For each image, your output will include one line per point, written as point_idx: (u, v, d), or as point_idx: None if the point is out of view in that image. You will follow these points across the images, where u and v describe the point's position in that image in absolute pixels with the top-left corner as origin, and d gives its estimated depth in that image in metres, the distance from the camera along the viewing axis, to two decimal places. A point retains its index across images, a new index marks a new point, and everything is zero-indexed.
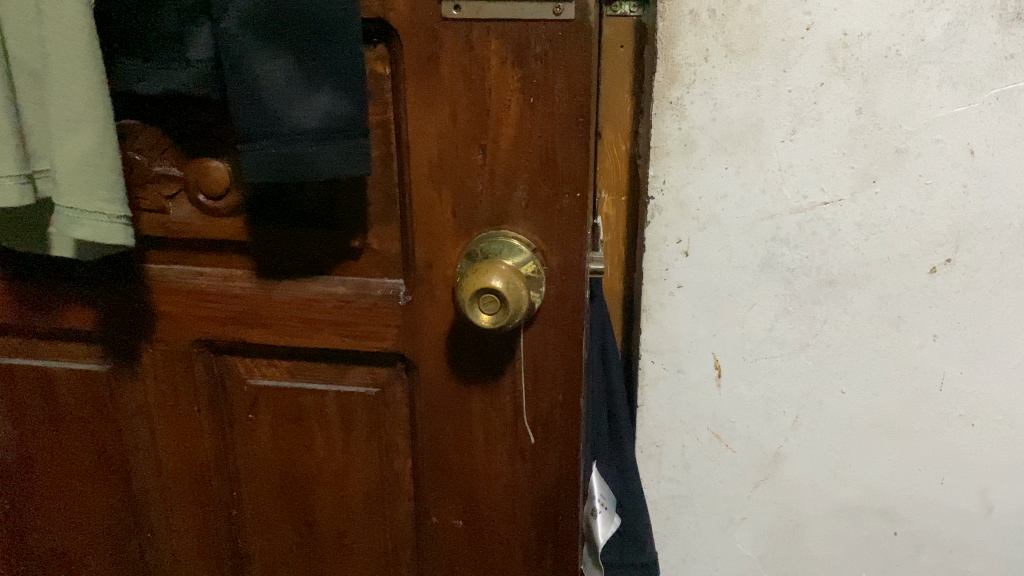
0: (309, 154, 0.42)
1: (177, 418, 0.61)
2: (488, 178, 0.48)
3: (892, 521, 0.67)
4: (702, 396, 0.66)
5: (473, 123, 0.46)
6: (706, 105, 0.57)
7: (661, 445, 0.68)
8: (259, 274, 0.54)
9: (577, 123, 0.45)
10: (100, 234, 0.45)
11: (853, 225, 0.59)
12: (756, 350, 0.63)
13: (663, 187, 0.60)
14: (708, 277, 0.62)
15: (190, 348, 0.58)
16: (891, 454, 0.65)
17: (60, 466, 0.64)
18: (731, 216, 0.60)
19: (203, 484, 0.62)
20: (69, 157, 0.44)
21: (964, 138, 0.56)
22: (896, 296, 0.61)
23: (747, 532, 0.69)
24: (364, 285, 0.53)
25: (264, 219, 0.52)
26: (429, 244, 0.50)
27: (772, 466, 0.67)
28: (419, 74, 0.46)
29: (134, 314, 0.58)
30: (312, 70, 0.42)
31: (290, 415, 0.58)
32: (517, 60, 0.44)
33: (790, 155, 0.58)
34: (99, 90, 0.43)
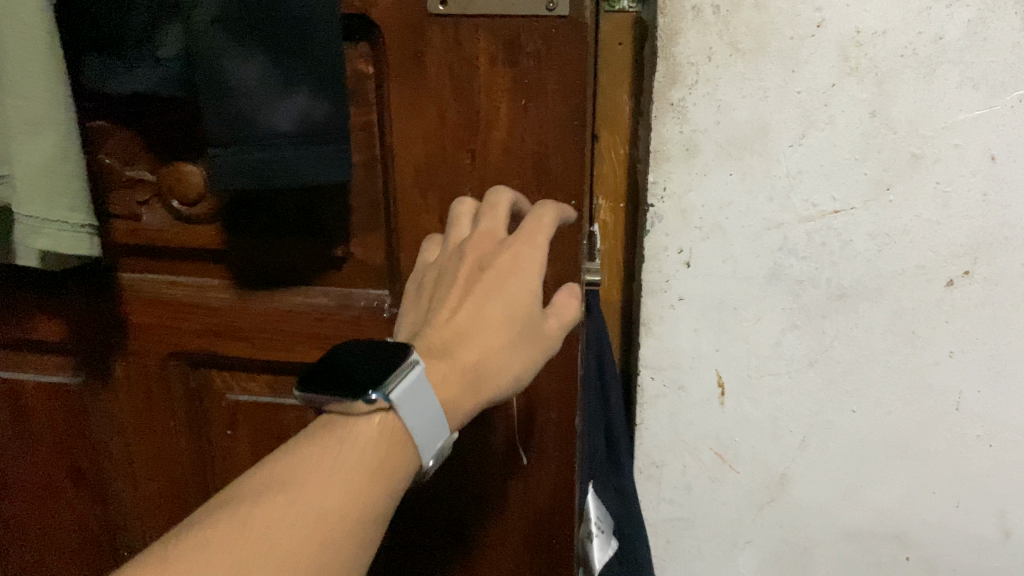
0: (286, 161, 0.40)
1: (151, 435, 0.58)
2: (478, 184, 0.45)
3: (904, 547, 0.65)
4: (705, 414, 0.63)
5: (463, 126, 0.43)
6: (710, 107, 0.55)
7: (661, 466, 0.66)
8: (237, 284, 0.52)
9: (573, 127, 0.42)
10: (64, 244, 0.43)
11: (865, 235, 0.57)
12: (762, 367, 0.61)
13: (663, 194, 0.57)
14: (712, 289, 0.59)
15: (166, 361, 0.56)
16: (903, 476, 0.63)
17: (31, 483, 0.61)
18: (736, 225, 0.57)
19: (179, 505, 0.60)
20: (28, 162, 0.41)
21: (984, 143, 0.54)
22: (910, 309, 0.58)
23: (752, 557, 0.68)
24: (348, 296, 0.50)
25: (240, 227, 0.49)
26: (416, 254, 0.47)
27: (779, 488, 0.65)
28: (404, 72, 0.43)
29: (107, 325, 0.55)
30: (291, 72, 0.39)
31: (270, 432, 0.56)
32: (508, 59, 0.41)
33: (800, 161, 0.55)
34: (61, 92, 0.41)
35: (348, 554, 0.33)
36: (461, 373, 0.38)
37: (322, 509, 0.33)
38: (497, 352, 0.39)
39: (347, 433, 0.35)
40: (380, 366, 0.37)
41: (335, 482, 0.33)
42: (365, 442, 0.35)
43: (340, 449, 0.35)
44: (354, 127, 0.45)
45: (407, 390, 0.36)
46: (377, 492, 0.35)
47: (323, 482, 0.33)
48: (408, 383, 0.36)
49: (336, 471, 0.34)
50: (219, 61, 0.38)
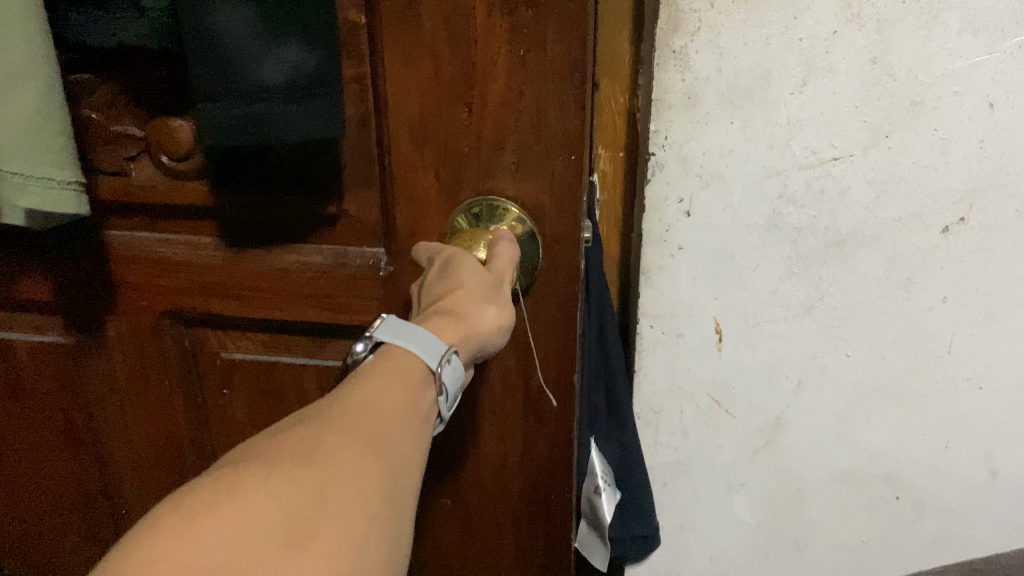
0: (275, 115, 0.39)
1: (146, 393, 0.60)
2: (474, 140, 0.43)
3: (894, 487, 0.68)
4: (702, 360, 0.65)
5: (458, 78, 0.42)
6: (712, 54, 0.54)
7: (659, 412, 0.68)
8: (227, 242, 0.52)
9: (573, 79, 0.40)
10: (49, 202, 0.42)
11: (864, 182, 0.57)
12: (759, 314, 0.62)
13: (664, 142, 0.57)
14: (710, 238, 0.60)
15: (158, 321, 0.56)
16: (896, 419, 0.65)
17: (35, 438, 0.63)
18: (736, 173, 0.57)
19: (177, 460, 0.61)
20: (9, 117, 0.40)
21: (983, 90, 0.53)
22: (906, 256, 0.59)
23: (747, 498, 0.70)
24: (343, 254, 0.50)
25: (227, 186, 0.48)
26: (412, 211, 0.46)
27: (774, 431, 0.67)
28: (398, 23, 0.41)
29: (95, 284, 0.56)
30: (279, 21, 0.37)
31: (266, 389, 0.57)
32: (505, 8, 0.39)
33: (800, 109, 0.55)
34: (42, 44, 0.40)
35: (404, 436, 0.33)
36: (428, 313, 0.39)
37: (364, 400, 0.33)
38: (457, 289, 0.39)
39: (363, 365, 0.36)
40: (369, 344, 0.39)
41: (370, 382, 0.34)
42: (382, 362, 0.36)
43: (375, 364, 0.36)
44: (347, 81, 0.45)
45: (390, 325, 0.38)
46: (412, 391, 0.35)
47: (363, 382, 0.34)
48: (386, 325, 0.38)
49: (380, 373, 0.35)
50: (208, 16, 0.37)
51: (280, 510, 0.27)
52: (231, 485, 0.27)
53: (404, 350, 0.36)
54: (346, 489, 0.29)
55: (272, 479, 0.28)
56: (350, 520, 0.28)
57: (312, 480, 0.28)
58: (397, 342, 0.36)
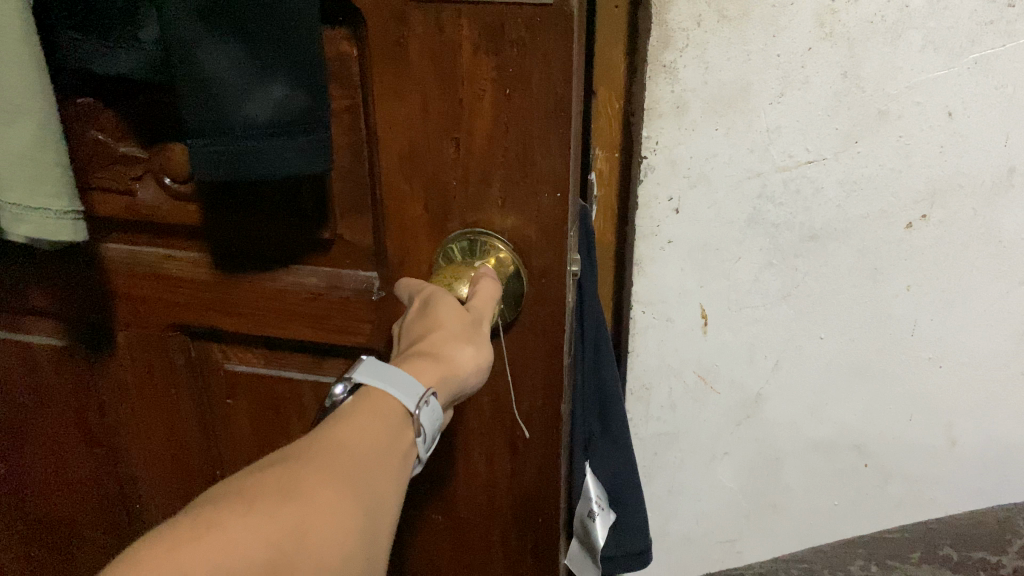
0: (266, 150, 0.40)
1: (155, 397, 0.63)
2: (462, 173, 0.44)
3: (862, 454, 0.76)
4: (689, 342, 0.71)
5: (446, 113, 0.42)
6: (698, 68, 0.59)
7: (650, 387, 0.74)
8: (228, 260, 0.53)
9: (558, 117, 0.41)
10: (47, 232, 0.43)
11: (836, 183, 0.63)
12: (742, 300, 0.69)
13: (655, 147, 0.63)
14: (698, 233, 0.66)
15: (164, 332, 0.59)
16: (863, 395, 0.73)
17: (52, 435, 0.67)
18: (720, 174, 0.63)
19: (187, 462, 0.64)
20: (7, 150, 0.41)
21: (944, 101, 0.59)
22: (873, 248, 0.66)
23: (729, 465, 0.78)
24: (337, 277, 0.51)
25: (227, 207, 0.51)
26: (401, 240, 0.47)
27: (754, 406, 0.74)
28: (385, 59, 0.42)
29: (107, 296, 0.59)
30: (268, 60, 0.39)
31: (267, 401, 0.58)
32: (491, 47, 0.40)
33: (779, 116, 0.61)
34: (36, 79, 0.40)
35: (381, 472, 0.33)
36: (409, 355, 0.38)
37: (342, 438, 0.33)
38: (435, 328, 0.40)
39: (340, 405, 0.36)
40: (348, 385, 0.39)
41: (348, 419, 0.34)
42: (358, 400, 0.36)
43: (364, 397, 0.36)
44: (338, 110, 0.46)
45: (369, 366, 0.37)
46: (391, 427, 0.35)
47: (351, 417, 0.35)
48: (365, 363, 0.37)
49: (369, 408, 0.35)
50: (200, 54, 0.38)
51: (258, 550, 0.28)
52: (205, 525, 0.28)
53: (382, 392, 0.36)
54: (326, 530, 0.30)
55: (251, 515, 0.29)
56: (321, 560, 0.29)
57: (293, 520, 0.29)
58: (375, 384, 0.36)
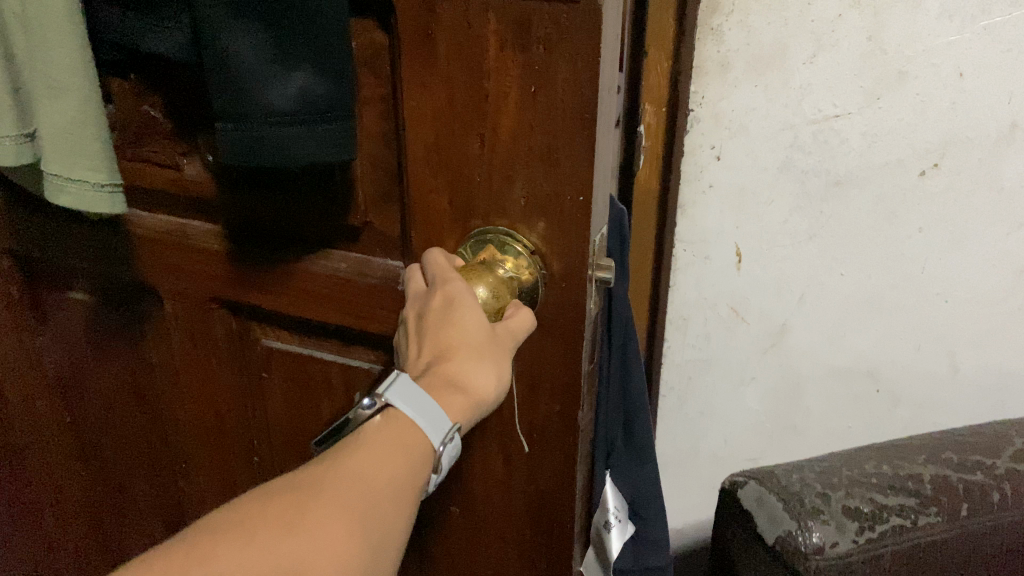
0: (284, 139, 0.41)
1: (198, 362, 0.66)
2: (487, 169, 0.43)
3: (876, 381, 0.85)
4: (725, 277, 0.81)
5: (472, 108, 0.42)
6: (741, 32, 0.68)
7: (688, 318, 0.85)
8: (266, 240, 0.56)
9: (582, 119, 0.39)
10: (85, 202, 0.47)
11: (859, 134, 0.71)
12: (772, 240, 0.78)
13: (702, 100, 0.72)
14: (738, 177, 0.75)
15: (208, 302, 0.62)
16: (876, 326, 0.82)
17: (110, 384, 0.72)
18: (757, 126, 0.72)
19: (223, 424, 0.67)
20: (54, 123, 0.45)
21: (955, 63, 0.67)
22: (890, 194, 0.74)
23: (756, 391, 0.88)
24: (366, 264, 0.52)
25: (264, 190, 0.52)
26: (426, 233, 0.46)
27: (779, 336, 0.84)
28: (414, 50, 0.42)
29: (156, 262, 0.62)
30: (288, 49, 0.40)
31: (297, 379, 0.60)
32: (518, 43, 0.39)
33: (810, 76, 0.69)
34: (80, 57, 0.44)
35: (390, 506, 0.36)
36: (438, 376, 0.40)
37: (358, 468, 0.36)
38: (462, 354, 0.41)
39: (365, 426, 0.39)
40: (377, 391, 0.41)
41: (369, 450, 0.37)
42: (383, 427, 0.38)
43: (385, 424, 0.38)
44: (374, 99, 0.47)
45: (402, 386, 0.39)
46: (407, 463, 0.38)
47: (364, 448, 0.37)
48: (399, 384, 0.39)
49: (383, 442, 0.38)
50: (224, 44, 0.40)
51: None
52: (207, 550, 0.32)
53: (410, 421, 0.39)
54: (322, 561, 0.33)
55: (248, 547, 0.33)
56: None
57: (289, 552, 0.33)
58: (404, 411, 0.39)
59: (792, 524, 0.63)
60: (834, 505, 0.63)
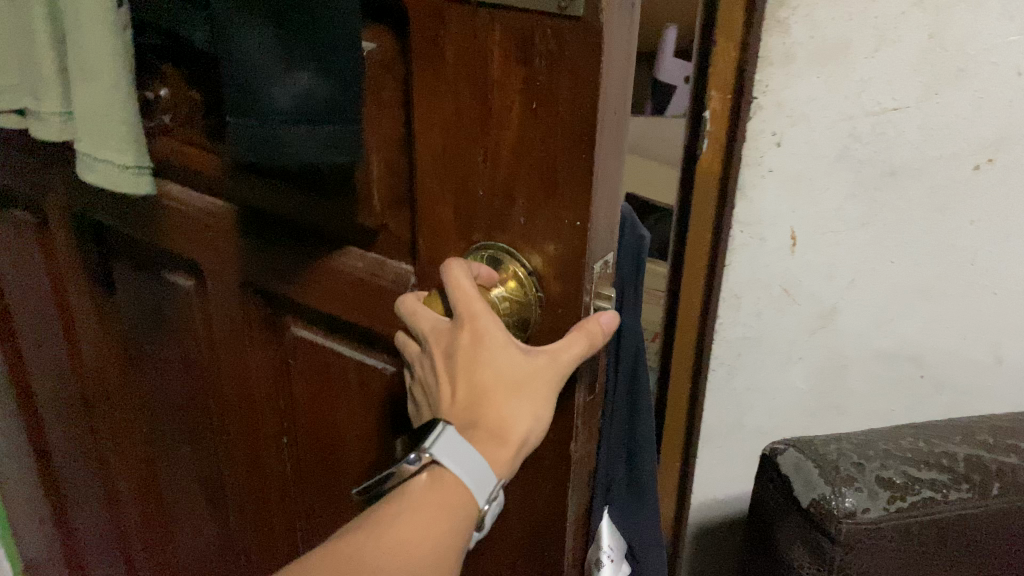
0: (284, 133, 0.43)
1: (237, 335, 0.72)
2: (488, 183, 0.42)
3: (920, 366, 0.81)
4: (778, 258, 0.76)
5: (475, 120, 0.41)
6: (807, 25, 0.66)
7: (741, 296, 0.79)
8: (296, 234, 0.58)
9: (582, 142, 0.38)
10: (102, 178, 0.58)
11: (916, 129, 0.69)
12: (826, 226, 0.74)
13: (766, 90, 0.69)
14: (796, 164, 0.72)
15: (240, 283, 0.67)
16: (924, 312, 0.78)
17: (180, 335, 0.82)
18: (819, 116, 0.69)
19: (256, 394, 0.73)
20: (83, 109, 0.56)
21: (1016, 60, 0.65)
22: (943, 185, 0.71)
23: (802, 370, 0.82)
24: (382, 266, 0.53)
25: (288, 185, 0.55)
26: (431, 241, 0.47)
27: (829, 317, 0.79)
28: (424, 57, 0.41)
29: (202, 239, 0.67)
30: (293, 48, 0.41)
31: (319, 370, 0.62)
32: (521, 57, 0.38)
33: (871, 69, 0.67)
34: (105, 54, 0.53)
35: (434, 571, 0.39)
36: (481, 430, 0.42)
37: (402, 538, 0.39)
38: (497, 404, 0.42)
39: (414, 481, 0.42)
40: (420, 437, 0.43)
41: (417, 513, 0.40)
42: (430, 485, 0.42)
43: (431, 485, 0.42)
44: (394, 102, 0.48)
45: (446, 442, 0.41)
46: (450, 524, 0.41)
47: (412, 510, 0.41)
48: (446, 442, 0.42)
49: (429, 505, 0.41)
50: (235, 40, 0.42)
51: None
52: None
53: (455, 480, 0.42)
54: None
55: None
56: None
57: None
58: (450, 471, 0.41)
59: (827, 489, 0.64)
60: (867, 476, 0.64)
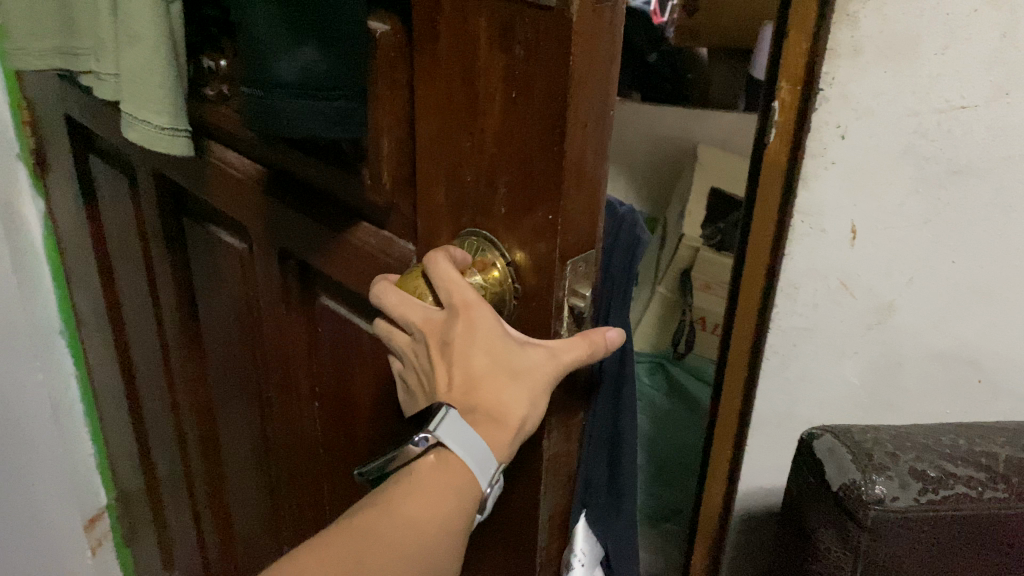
0: (287, 105, 0.46)
1: (271, 301, 0.76)
2: (477, 168, 0.43)
3: (979, 370, 0.71)
4: (836, 252, 0.69)
5: (466, 104, 0.42)
6: (877, 19, 0.60)
7: (798, 287, 0.72)
8: (324, 207, 0.62)
9: (552, 133, 0.37)
10: (142, 137, 0.62)
11: (984, 128, 0.62)
12: (885, 220, 0.67)
13: (831, 82, 0.63)
14: (859, 157, 0.65)
15: (277, 252, 0.72)
16: (985, 317, 0.69)
17: (241, 289, 0.89)
18: (883, 111, 0.63)
19: (290, 357, 0.78)
20: (128, 70, 0.61)
21: None
22: (1014, 186, 0.63)
23: (857, 365, 0.73)
24: (390, 243, 0.55)
25: (317, 156, 0.59)
26: (429, 220, 0.48)
27: (887, 313, 0.70)
28: (426, 41, 0.43)
29: (250, 202, 0.72)
30: (302, 26, 0.45)
31: (341, 337, 0.67)
32: (504, 44, 0.38)
33: (940, 66, 0.60)
34: (152, 19, 0.58)
35: (435, 539, 0.44)
36: (480, 413, 0.45)
37: (410, 507, 0.44)
38: (493, 389, 0.45)
39: (424, 460, 0.46)
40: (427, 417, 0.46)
41: (426, 493, 0.45)
42: (438, 467, 0.45)
43: (441, 468, 0.45)
44: (406, 85, 0.50)
45: (451, 428, 0.44)
46: (456, 500, 0.45)
47: (422, 492, 0.45)
48: (452, 428, 0.44)
49: (437, 488, 0.45)
50: (250, 14, 0.45)
51: None
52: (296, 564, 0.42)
53: (461, 466, 0.45)
54: None
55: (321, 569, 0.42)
56: None
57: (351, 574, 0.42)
58: (457, 455, 0.45)
59: (857, 475, 0.55)
60: (901, 465, 0.56)
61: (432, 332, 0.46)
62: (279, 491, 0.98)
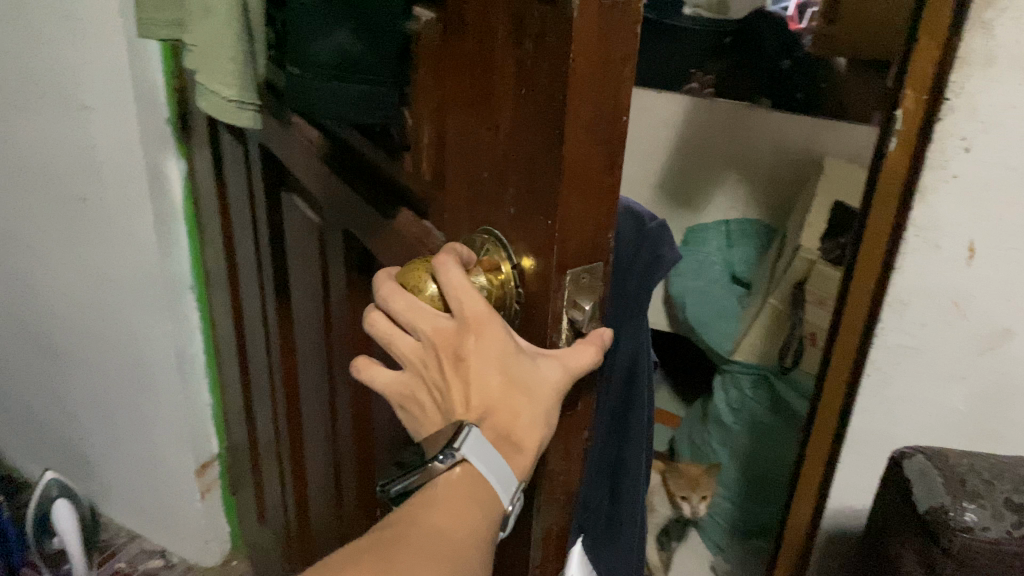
0: (322, 86, 0.49)
1: (339, 284, 0.78)
2: (492, 164, 0.42)
3: None
4: (951, 270, 0.77)
5: (487, 98, 0.41)
6: (1015, 27, 0.66)
7: (906, 303, 0.79)
8: (379, 194, 0.62)
9: (551, 136, 0.35)
10: (212, 108, 0.65)
11: None
12: (1009, 239, 0.74)
13: (959, 91, 0.69)
14: (982, 172, 0.72)
15: (343, 236, 0.73)
16: None
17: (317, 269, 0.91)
18: (1016, 124, 0.69)
19: (352, 340, 0.79)
20: (203, 42, 0.63)
21: None
22: None
23: (965, 389, 0.81)
24: (426, 236, 0.53)
25: (376, 142, 0.59)
26: (461, 214, 0.47)
27: (1001, 338, 0.78)
28: (461, 31, 0.42)
29: (325, 184, 0.74)
30: (334, 9, 0.47)
31: None
32: (518, 36, 0.37)
33: None
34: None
35: (477, 551, 0.45)
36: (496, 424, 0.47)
37: (440, 525, 0.45)
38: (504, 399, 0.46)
39: (447, 475, 0.47)
40: (447, 434, 0.47)
41: (453, 501, 0.47)
42: (463, 479, 0.47)
43: (462, 481, 0.47)
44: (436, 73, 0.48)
45: (475, 444, 0.46)
46: (483, 513, 0.47)
47: (448, 501, 0.47)
48: (474, 446, 0.46)
49: (464, 498, 0.47)
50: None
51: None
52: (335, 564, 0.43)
53: (484, 479, 0.47)
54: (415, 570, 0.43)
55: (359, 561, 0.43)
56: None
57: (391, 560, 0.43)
58: (481, 468, 0.47)
59: (948, 500, 0.62)
60: (996, 496, 0.61)
61: (440, 338, 0.45)
62: (344, 469, 1.00)
